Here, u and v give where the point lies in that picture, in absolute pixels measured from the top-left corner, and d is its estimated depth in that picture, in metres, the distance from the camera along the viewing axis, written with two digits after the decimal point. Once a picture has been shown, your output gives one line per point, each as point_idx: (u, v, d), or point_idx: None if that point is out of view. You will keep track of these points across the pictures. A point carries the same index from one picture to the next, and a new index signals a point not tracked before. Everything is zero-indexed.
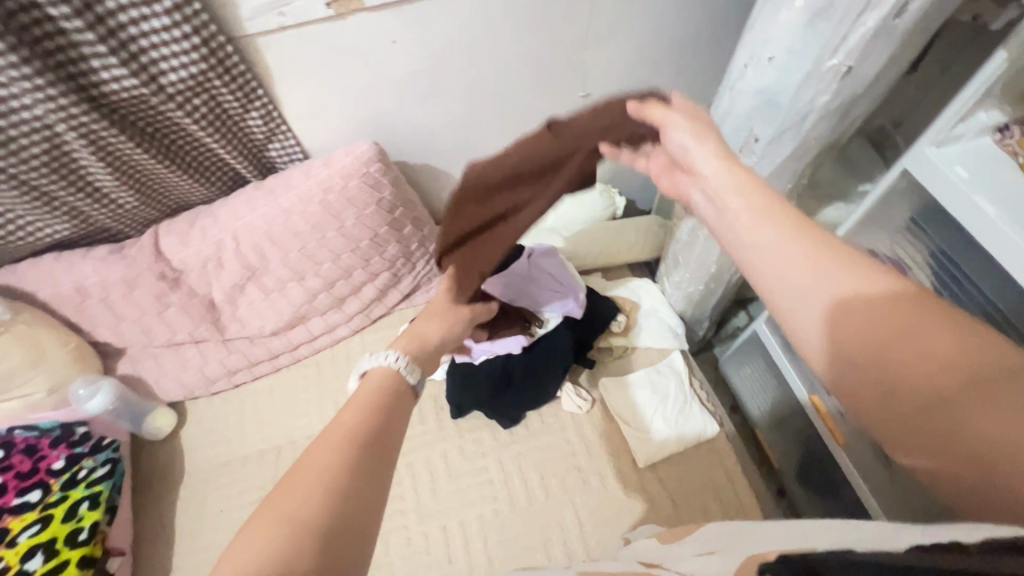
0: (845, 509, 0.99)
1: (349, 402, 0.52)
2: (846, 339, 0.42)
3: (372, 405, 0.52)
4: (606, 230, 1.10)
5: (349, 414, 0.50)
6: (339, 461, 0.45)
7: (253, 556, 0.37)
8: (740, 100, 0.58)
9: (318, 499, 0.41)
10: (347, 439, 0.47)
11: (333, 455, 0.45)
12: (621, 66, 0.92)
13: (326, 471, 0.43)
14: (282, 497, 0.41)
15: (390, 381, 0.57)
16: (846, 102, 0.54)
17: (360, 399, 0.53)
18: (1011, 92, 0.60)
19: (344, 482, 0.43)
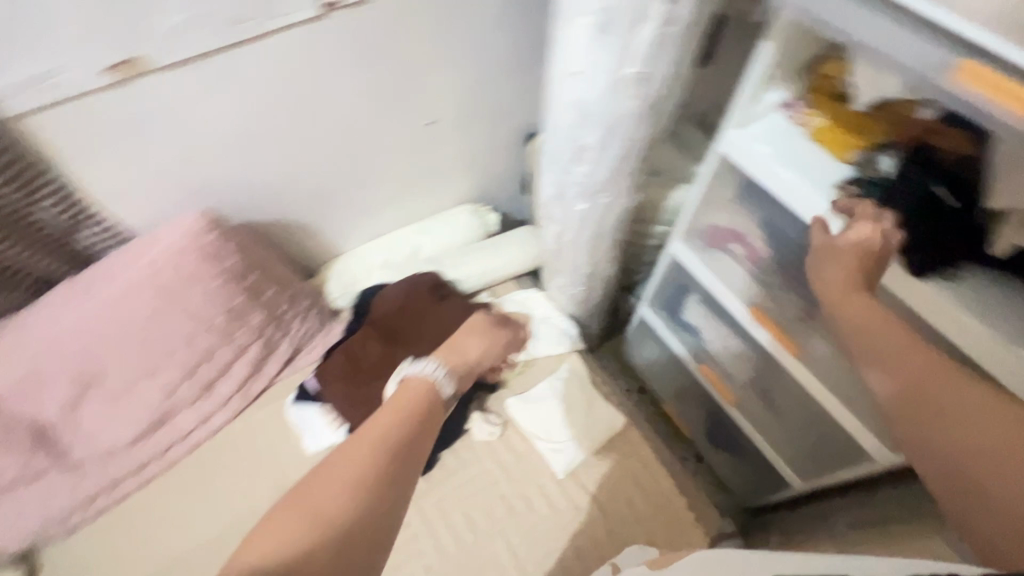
0: (751, 461, 1.06)
1: (384, 405, 0.57)
2: (910, 418, 0.49)
3: (403, 413, 0.57)
4: (482, 249, 1.10)
5: (372, 432, 0.54)
6: (369, 466, 0.50)
7: (280, 546, 0.45)
8: (563, 112, 0.60)
9: (318, 518, 0.47)
10: (373, 449, 0.52)
11: (365, 460, 0.51)
12: (459, 91, 0.92)
13: (343, 480, 0.49)
14: (292, 514, 0.47)
15: (429, 390, 0.61)
16: (653, 103, 0.57)
17: (404, 427, 0.55)
18: (787, 73, 0.67)
19: (371, 487, 0.50)
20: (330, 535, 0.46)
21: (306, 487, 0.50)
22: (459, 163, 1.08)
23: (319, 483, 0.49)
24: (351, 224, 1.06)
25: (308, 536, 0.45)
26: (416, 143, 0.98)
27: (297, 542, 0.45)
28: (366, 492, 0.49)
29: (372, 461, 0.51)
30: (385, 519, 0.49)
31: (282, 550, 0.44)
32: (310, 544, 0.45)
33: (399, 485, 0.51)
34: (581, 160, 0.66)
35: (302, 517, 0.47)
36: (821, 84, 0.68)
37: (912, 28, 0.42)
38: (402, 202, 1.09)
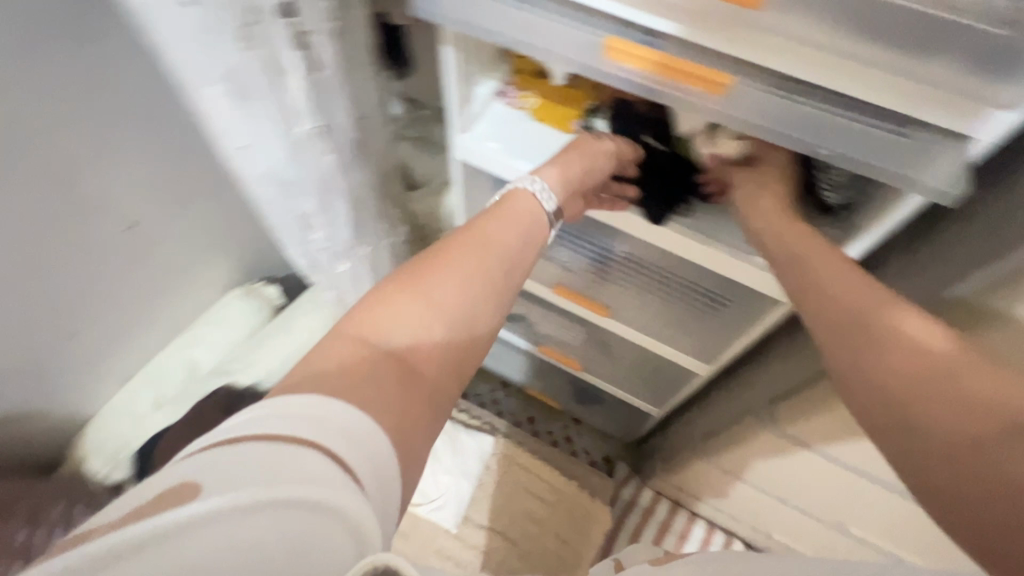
0: (618, 407, 1.12)
1: (496, 210, 0.51)
2: (865, 386, 0.41)
3: (526, 224, 0.51)
4: (274, 332, 0.97)
5: (495, 228, 0.49)
6: (477, 269, 0.45)
7: (383, 334, 0.39)
8: (259, 188, 0.50)
9: (420, 331, 0.40)
10: (481, 255, 0.46)
11: (472, 270, 0.44)
12: (150, 181, 0.73)
13: (460, 282, 0.43)
14: (392, 303, 0.41)
15: (534, 208, 0.53)
16: (353, 147, 0.50)
17: (512, 229, 0.50)
18: (485, 64, 0.65)
19: (486, 305, 0.44)
20: (439, 345, 0.40)
21: (435, 265, 0.44)
22: (198, 253, 0.89)
23: (444, 268, 0.44)
24: (84, 379, 0.82)
25: (391, 350, 0.38)
26: (124, 259, 0.77)
27: (378, 351, 0.38)
28: (484, 297, 0.44)
29: (467, 283, 0.44)
30: (479, 338, 0.43)
31: (422, 341, 0.40)
32: (409, 344, 0.39)
33: (487, 297, 0.44)
34: (311, 228, 0.56)
35: (413, 308, 0.41)
36: (522, 64, 0.67)
37: (548, 12, 0.42)
38: (143, 326, 0.87)
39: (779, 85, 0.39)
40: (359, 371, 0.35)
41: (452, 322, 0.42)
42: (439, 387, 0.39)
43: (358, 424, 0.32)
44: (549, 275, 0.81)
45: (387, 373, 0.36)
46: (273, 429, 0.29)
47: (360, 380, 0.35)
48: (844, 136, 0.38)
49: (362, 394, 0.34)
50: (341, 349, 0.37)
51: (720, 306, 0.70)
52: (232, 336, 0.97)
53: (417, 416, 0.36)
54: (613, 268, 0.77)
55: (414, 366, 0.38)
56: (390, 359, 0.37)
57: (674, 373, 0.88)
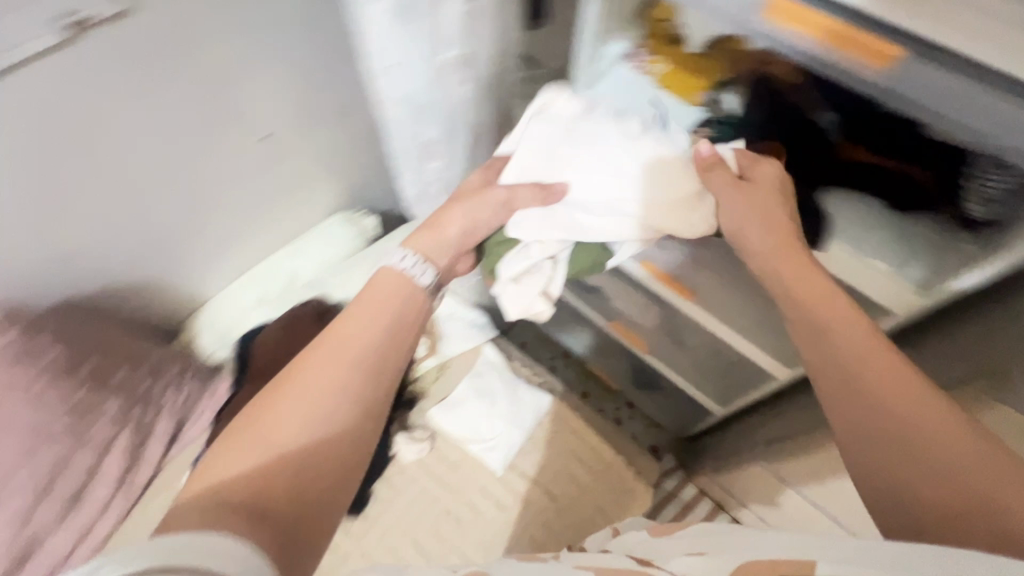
0: (678, 399, 1.11)
1: (348, 310, 0.51)
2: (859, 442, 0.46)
3: (387, 317, 0.50)
4: (367, 258, 1.02)
5: (327, 342, 0.48)
6: (342, 385, 0.46)
7: (228, 481, 0.41)
8: (392, 115, 0.54)
9: (272, 460, 0.42)
10: (314, 382, 0.45)
11: (312, 396, 0.45)
12: (287, 96, 0.81)
13: (315, 405, 0.44)
14: (240, 446, 0.43)
15: (400, 283, 0.53)
16: (486, 81, 0.53)
17: (375, 334, 0.49)
18: (619, 23, 0.65)
19: (344, 424, 0.45)
20: (315, 459, 0.43)
21: (270, 404, 0.45)
22: (316, 173, 0.97)
23: (267, 417, 0.44)
24: (207, 267, 0.93)
25: (259, 479, 0.41)
26: (257, 163, 0.86)
27: (242, 476, 0.41)
28: (322, 422, 0.44)
29: (328, 400, 0.45)
30: (353, 454, 0.45)
31: (280, 472, 0.42)
32: (268, 481, 0.41)
33: (360, 406, 0.46)
34: (430, 158, 0.60)
35: (260, 451, 0.42)
36: (655, 28, 0.66)
37: None
38: (260, 231, 0.97)
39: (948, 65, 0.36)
40: (202, 520, 0.37)
41: (305, 445, 0.43)
42: (326, 494, 0.43)
43: (225, 545, 0.35)
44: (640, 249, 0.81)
45: (240, 503, 0.39)
46: (177, 556, 0.33)
47: (225, 519, 0.38)
48: (1010, 121, 0.35)
49: (220, 528, 0.37)
50: (203, 497, 0.40)
51: None
52: (330, 256, 1.03)
53: (299, 539, 0.40)
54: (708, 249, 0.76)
55: (264, 501, 0.40)
56: (255, 505, 0.40)
57: (747, 369, 0.87)
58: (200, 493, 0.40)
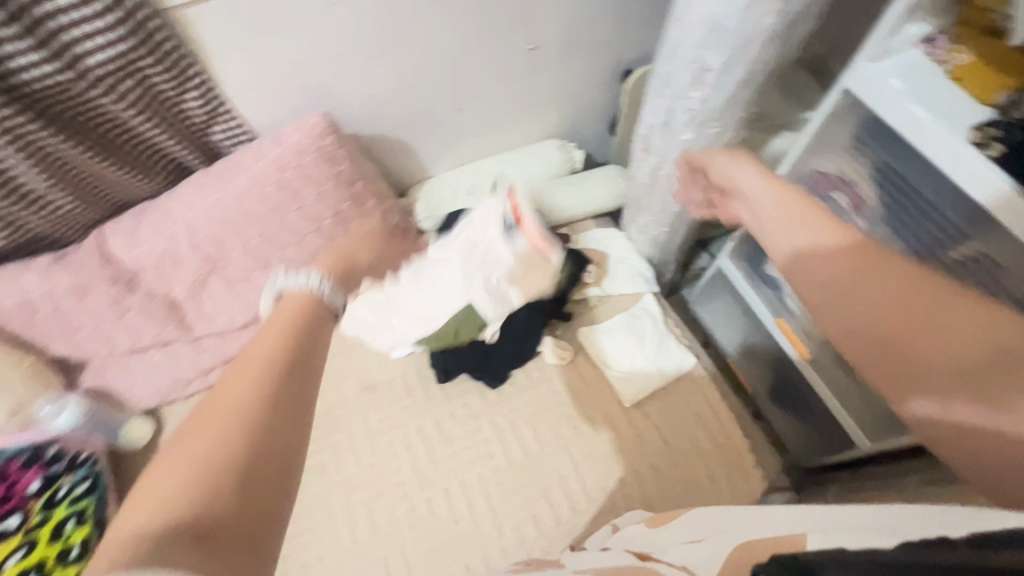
0: (818, 423, 1.06)
1: (261, 330, 0.52)
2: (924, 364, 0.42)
3: (291, 338, 0.51)
4: (568, 183, 1.10)
5: (245, 368, 0.47)
6: (256, 402, 0.44)
7: (153, 515, 0.38)
8: (691, 30, 0.60)
9: (202, 473, 0.40)
10: (245, 390, 0.45)
11: (229, 421, 0.43)
12: (563, 14, 0.91)
13: (221, 429, 0.43)
14: (167, 472, 0.41)
15: (308, 305, 0.57)
16: (789, 20, 0.56)
17: (258, 355, 0.49)
18: (933, 6, 0.64)
19: (256, 443, 0.42)
20: (237, 480, 0.40)
21: (183, 437, 0.44)
22: (553, 96, 1.08)
23: (192, 434, 0.43)
24: (444, 148, 1.09)
25: (196, 493, 0.39)
26: (517, 70, 0.99)
27: (159, 509, 0.39)
28: (253, 430, 0.43)
29: (242, 404, 0.44)
30: (280, 468, 0.42)
31: (192, 495, 0.39)
32: (207, 501, 0.39)
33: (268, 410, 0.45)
34: (698, 85, 0.65)
35: (182, 468, 0.41)
36: (973, 17, 0.64)
37: None
38: (491, 134, 1.11)
39: None
40: (146, 546, 0.35)
41: (231, 452, 0.42)
42: (261, 488, 0.41)
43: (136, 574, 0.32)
44: None
45: (173, 524, 0.38)
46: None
47: (156, 548, 0.35)
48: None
49: (158, 557, 0.34)
50: (128, 542, 0.37)
51: None
52: (537, 173, 1.13)
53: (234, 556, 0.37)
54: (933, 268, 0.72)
55: (210, 516, 0.38)
56: (186, 523, 0.37)
57: None
58: (133, 531, 0.38)
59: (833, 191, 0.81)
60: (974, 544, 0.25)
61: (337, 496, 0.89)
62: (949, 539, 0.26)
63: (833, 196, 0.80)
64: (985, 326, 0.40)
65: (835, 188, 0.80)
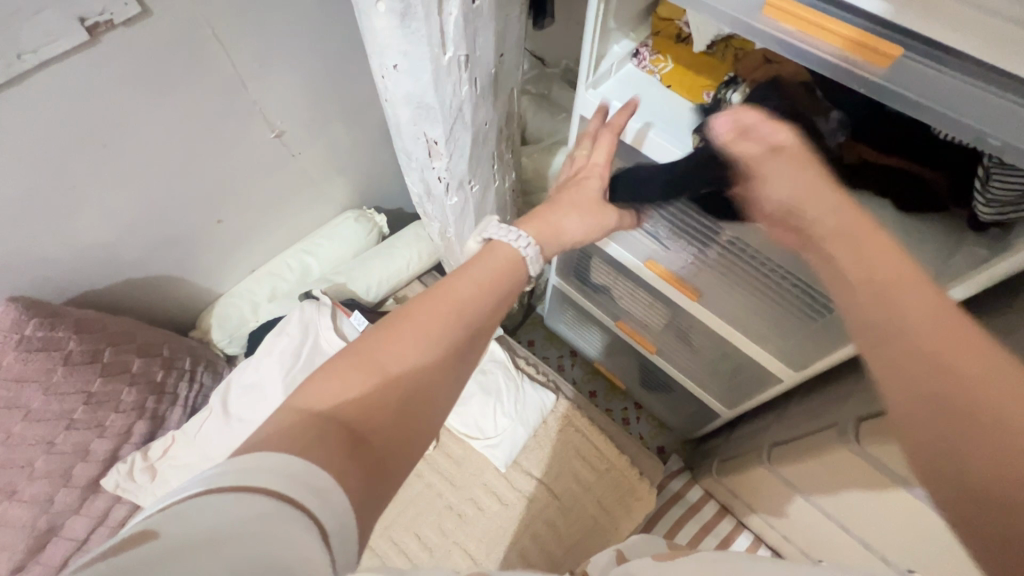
0: (684, 400, 1.11)
1: (468, 263, 0.49)
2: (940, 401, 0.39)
3: (498, 291, 0.48)
4: (375, 256, 1.02)
5: (466, 291, 0.46)
6: (458, 337, 0.44)
7: (326, 402, 0.38)
8: (398, 110, 0.54)
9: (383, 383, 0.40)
10: (455, 315, 0.44)
11: (442, 335, 0.43)
12: (299, 92, 0.82)
13: (423, 343, 0.42)
14: (333, 370, 0.40)
15: (515, 263, 0.51)
16: (486, 82, 0.53)
17: (476, 290, 0.47)
18: (624, 24, 0.66)
19: (431, 370, 0.42)
20: (402, 406, 0.40)
21: (402, 322, 0.43)
22: (330, 171, 0.99)
23: (401, 334, 0.42)
24: (223, 261, 0.95)
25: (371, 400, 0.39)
26: (273, 161, 0.88)
27: (338, 397, 0.38)
28: (438, 358, 0.42)
29: (453, 325, 0.44)
30: (441, 400, 0.43)
31: (364, 398, 0.39)
32: (366, 407, 0.38)
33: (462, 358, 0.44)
34: (436, 156, 0.60)
35: (362, 371, 0.40)
36: (664, 27, 0.65)
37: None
38: (276, 228, 0.99)
39: (949, 65, 0.38)
40: (309, 436, 0.35)
41: (413, 370, 0.41)
42: (420, 416, 0.41)
43: (302, 469, 0.32)
44: (642, 247, 0.82)
45: (345, 429, 0.37)
46: (247, 480, 0.30)
47: (315, 437, 0.35)
48: (992, 116, 0.36)
49: (321, 457, 0.33)
50: (291, 414, 0.37)
51: (814, 314, 0.68)
52: (342, 253, 1.04)
53: (374, 480, 0.36)
54: (712, 255, 0.76)
55: (366, 424, 0.38)
56: (344, 423, 0.37)
57: (750, 373, 0.87)
58: (307, 409, 0.37)
59: None
60: None
61: None
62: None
63: None
64: (988, 381, 0.37)
65: None
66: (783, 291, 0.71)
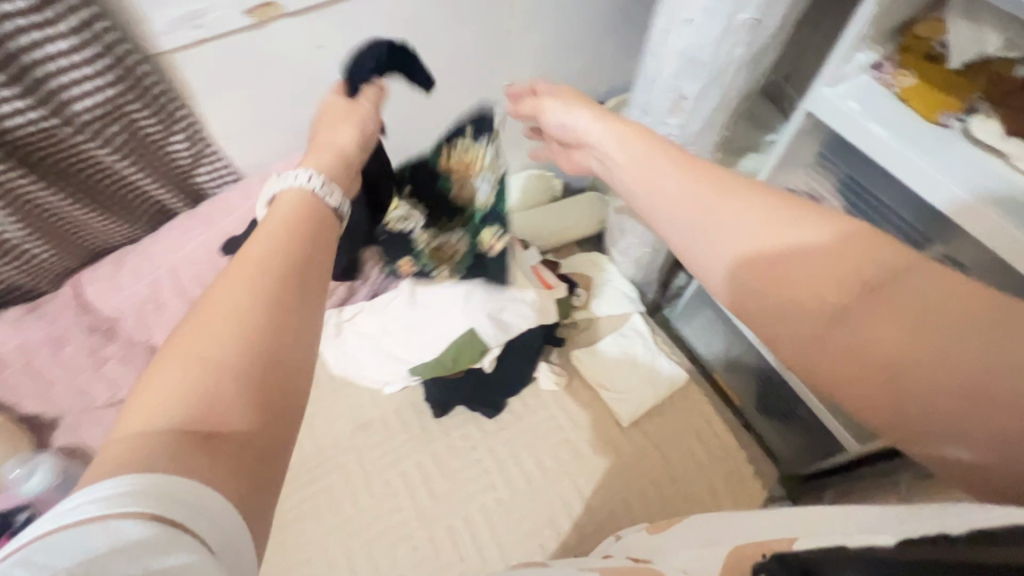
0: (806, 431, 1.09)
1: (257, 231, 0.45)
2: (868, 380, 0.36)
3: (291, 238, 0.44)
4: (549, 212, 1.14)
5: (247, 254, 0.42)
6: (261, 289, 0.40)
7: (151, 414, 0.34)
8: (667, 62, 0.64)
9: (213, 367, 0.36)
10: (253, 278, 0.40)
11: (244, 299, 0.39)
12: (542, 52, 0.96)
13: (226, 321, 0.37)
14: (155, 383, 0.36)
15: (309, 200, 0.50)
16: (757, 53, 0.60)
17: (267, 248, 0.42)
18: (879, 36, 0.70)
19: (257, 333, 0.38)
20: (240, 383, 0.36)
21: (178, 340, 0.37)
22: None
23: (194, 326, 0.38)
24: None
25: (202, 393, 0.35)
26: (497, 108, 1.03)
27: (169, 400, 0.35)
28: (262, 312, 0.39)
29: (255, 279, 0.40)
30: (297, 357, 0.39)
31: (192, 397, 0.35)
32: (201, 403, 0.35)
33: (291, 301, 0.40)
34: (675, 112, 0.69)
35: (181, 368, 0.36)
36: (915, 45, 0.70)
37: None
38: None
39: None
40: (149, 449, 0.32)
41: (245, 339, 0.37)
42: (276, 376, 0.38)
43: (191, 488, 0.31)
44: None
45: (176, 434, 0.33)
46: (157, 500, 0.29)
47: (159, 450, 0.32)
48: None
49: (171, 463, 0.32)
50: (115, 443, 0.33)
51: None
52: None
53: (255, 469, 0.35)
54: None
55: (220, 422, 0.35)
56: (180, 428, 0.34)
57: None
58: (141, 428, 0.33)
59: None
60: (969, 538, 0.25)
61: (335, 541, 0.86)
62: (952, 536, 0.26)
63: None
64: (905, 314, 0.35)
65: None
66: None
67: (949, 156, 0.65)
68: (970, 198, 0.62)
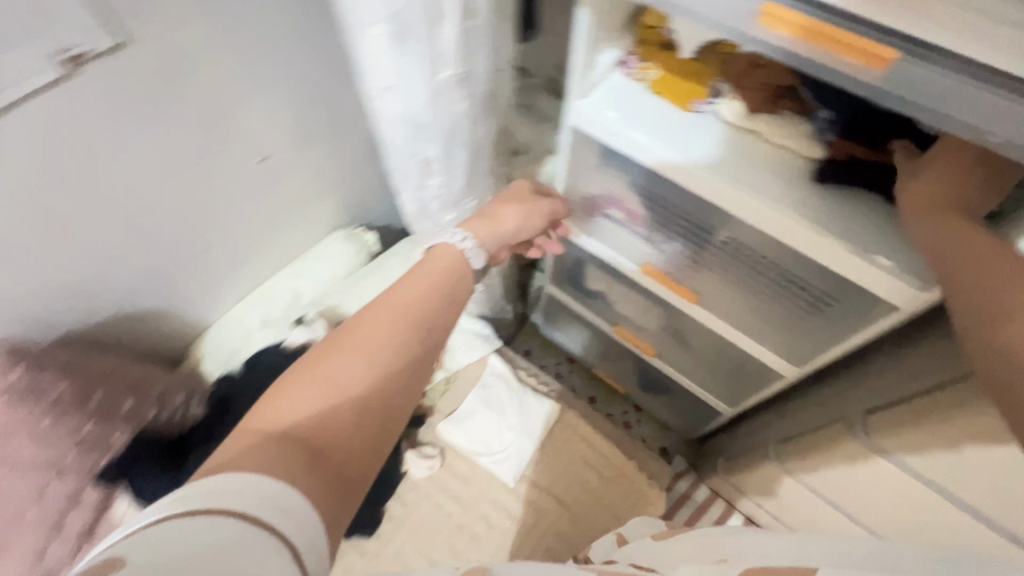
0: (682, 401, 1.12)
1: (406, 277, 0.51)
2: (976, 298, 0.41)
3: (441, 291, 0.52)
4: (366, 276, 1.01)
5: (384, 333, 0.46)
6: (407, 327, 0.47)
7: (289, 418, 0.41)
8: (389, 132, 0.53)
9: (337, 391, 0.43)
10: (393, 323, 0.47)
11: (389, 338, 0.46)
12: (285, 115, 0.81)
13: (368, 356, 0.45)
14: (294, 389, 0.43)
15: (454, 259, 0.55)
16: (482, 100, 0.54)
17: (427, 289, 0.51)
18: (613, 32, 0.65)
19: (390, 367, 0.45)
20: (360, 406, 0.43)
21: (313, 362, 0.44)
22: (319, 193, 0.97)
23: (336, 355, 0.44)
24: (211, 289, 0.91)
25: (324, 416, 0.41)
26: (258, 187, 0.86)
27: (311, 406, 0.41)
28: (392, 351, 0.46)
29: (411, 310, 0.48)
30: (400, 401, 0.46)
31: (324, 407, 0.42)
32: (323, 422, 0.41)
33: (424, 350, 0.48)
34: (430, 174, 0.59)
35: (319, 387, 0.43)
36: (647, 35, 0.67)
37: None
38: (261, 253, 0.96)
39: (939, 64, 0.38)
40: (269, 457, 0.37)
41: (382, 364, 0.45)
42: (382, 408, 0.44)
43: (278, 490, 0.35)
44: (637, 252, 0.82)
45: (291, 441, 0.39)
46: (229, 503, 0.33)
47: (280, 457, 0.37)
48: (980, 110, 0.38)
49: (279, 472, 0.36)
50: (248, 437, 0.39)
51: (821, 307, 0.69)
52: (331, 273, 1.02)
53: (338, 489, 0.39)
54: (707, 254, 0.76)
55: (324, 438, 0.41)
56: (299, 439, 0.40)
57: (753, 371, 0.88)
58: (275, 426, 0.40)
59: (607, 210, 0.82)
60: None
61: None
62: None
63: (609, 214, 0.82)
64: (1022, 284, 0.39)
65: (606, 208, 0.82)
66: (792, 292, 0.71)
67: (712, 147, 0.63)
68: (741, 189, 0.60)
